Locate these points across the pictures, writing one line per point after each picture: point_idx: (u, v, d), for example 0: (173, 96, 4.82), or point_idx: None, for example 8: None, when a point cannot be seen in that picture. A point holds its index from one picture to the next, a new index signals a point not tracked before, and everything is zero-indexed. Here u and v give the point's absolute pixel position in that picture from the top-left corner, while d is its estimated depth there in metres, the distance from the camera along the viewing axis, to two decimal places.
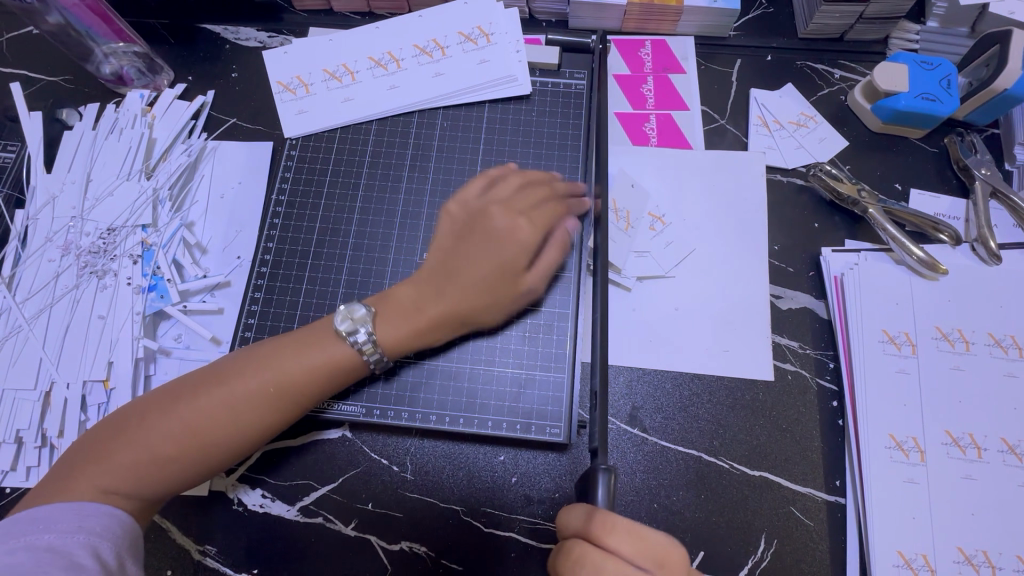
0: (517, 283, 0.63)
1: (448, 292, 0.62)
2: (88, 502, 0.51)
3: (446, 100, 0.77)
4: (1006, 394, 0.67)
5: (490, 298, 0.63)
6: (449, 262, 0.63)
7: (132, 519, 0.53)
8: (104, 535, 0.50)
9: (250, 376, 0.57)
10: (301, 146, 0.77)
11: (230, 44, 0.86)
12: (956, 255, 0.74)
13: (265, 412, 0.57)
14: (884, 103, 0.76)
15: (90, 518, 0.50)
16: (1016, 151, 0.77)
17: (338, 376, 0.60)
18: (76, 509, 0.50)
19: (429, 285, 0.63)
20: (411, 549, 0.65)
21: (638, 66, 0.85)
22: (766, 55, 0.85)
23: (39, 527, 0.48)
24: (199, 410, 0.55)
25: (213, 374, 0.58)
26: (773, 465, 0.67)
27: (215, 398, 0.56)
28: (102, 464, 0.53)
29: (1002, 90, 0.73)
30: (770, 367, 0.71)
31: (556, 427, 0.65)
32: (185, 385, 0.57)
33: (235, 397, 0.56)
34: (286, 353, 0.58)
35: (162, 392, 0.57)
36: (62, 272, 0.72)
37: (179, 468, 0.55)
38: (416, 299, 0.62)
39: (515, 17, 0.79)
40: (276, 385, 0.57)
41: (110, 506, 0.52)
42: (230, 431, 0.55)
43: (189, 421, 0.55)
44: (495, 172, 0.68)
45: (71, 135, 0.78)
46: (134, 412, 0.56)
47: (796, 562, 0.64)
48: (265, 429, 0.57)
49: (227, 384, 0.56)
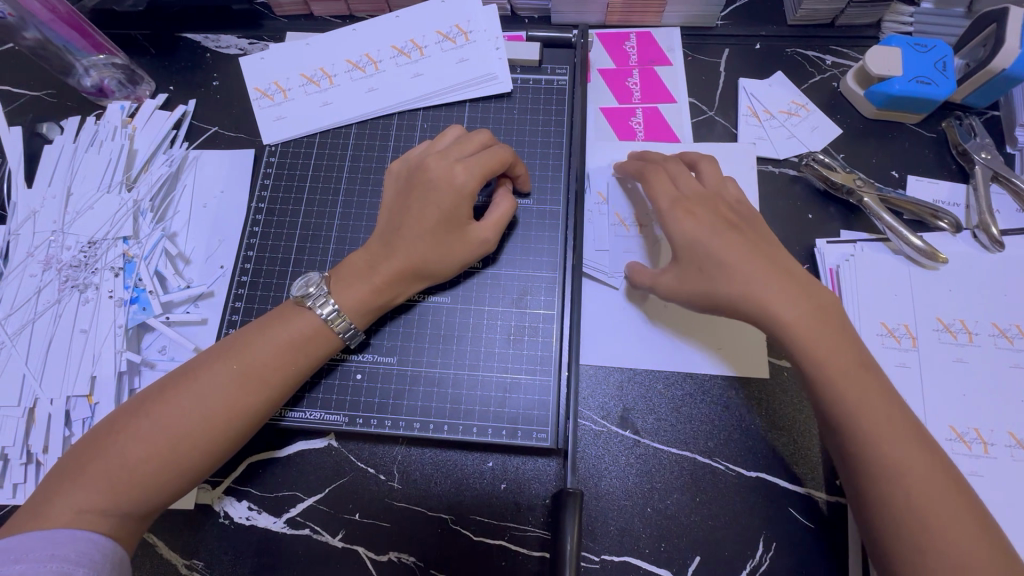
0: (466, 232, 0.63)
1: (399, 248, 0.62)
2: (64, 529, 0.50)
3: (425, 101, 0.76)
4: (1013, 386, 0.65)
5: (437, 246, 0.62)
6: (395, 221, 0.64)
7: (113, 543, 0.51)
8: (80, 562, 0.48)
9: (220, 369, 0.57)
10: (280, 153, 0.76)
11: (210, 52, 0.85)
12: (957, 243, 0.71)
13: (240, 406, 0.56)
14: (878, 88, 0.74)
15: (64, 545, 0.48)
16: (1018, 134, 0.74)
17: (306, 358, 0.60)
18: (50, 536, 0.49)
19: (379, 245, 0.63)
20: (399, 560, 0.64)
21: (623, 60, 0.83)
22: (754, 43, 0.83)
23: (12, 557, 0.46)
24: (171, 411, 0.55)
25: (183, 375, 0.58)
26: (770, 465, 0.65)
27: (187, 399, 0.56)
28: (81, 484, 0.52)
29: (1000, 70, 0.70)
30: (763, 364, 0.68)
31: (543, 431, 0.64)
32: (157, 391, 0.57)
33: (206, 392, 0.56)
34: (253, 341, 0.59)
35: (134, 403, 0.57)
36: (45, 287, 0.71)
37: (158, 478, 0.54)
38: (370, 260, 0.63)
39: (495, 14, 0.77)
40: (247, 373, 0.57)
41: (89, 531, 0.51)
42: (204, 431, 0.55)
43: (164, 426, 0.54)
44: (439, 135, 0.67)
45: (52, 149, 0.78)
46: (107, 428, 0.55)
47: (796, 566, 0.62)
48: (241, 424, 0.57)
49: (197, 382, 0.57)
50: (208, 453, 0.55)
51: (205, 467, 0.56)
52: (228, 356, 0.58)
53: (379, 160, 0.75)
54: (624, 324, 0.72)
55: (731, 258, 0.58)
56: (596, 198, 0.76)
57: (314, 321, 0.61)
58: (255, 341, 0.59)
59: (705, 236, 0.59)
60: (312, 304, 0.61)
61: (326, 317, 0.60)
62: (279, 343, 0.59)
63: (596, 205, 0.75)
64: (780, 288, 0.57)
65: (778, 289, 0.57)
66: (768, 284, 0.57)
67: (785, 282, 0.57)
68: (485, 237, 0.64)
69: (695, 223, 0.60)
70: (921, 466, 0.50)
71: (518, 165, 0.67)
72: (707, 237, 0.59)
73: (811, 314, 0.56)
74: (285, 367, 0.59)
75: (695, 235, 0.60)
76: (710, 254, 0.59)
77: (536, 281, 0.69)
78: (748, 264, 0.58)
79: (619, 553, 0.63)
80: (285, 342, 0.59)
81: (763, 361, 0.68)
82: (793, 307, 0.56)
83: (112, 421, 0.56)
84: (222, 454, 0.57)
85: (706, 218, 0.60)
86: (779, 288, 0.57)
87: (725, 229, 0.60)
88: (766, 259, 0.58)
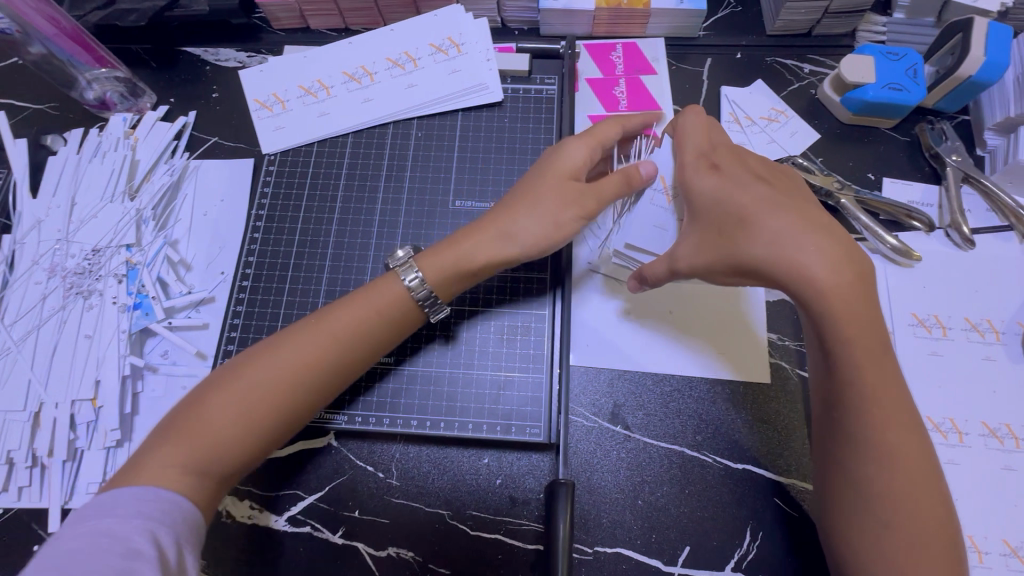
0: (574, 186, 0.63)
1: (500, 220, 0.64)
2: (148, 486, 0.51)
3: (419, 110, 0.79)
4: (985, 377, 0.68)
5: (530, 207, 0.63)
6: (507, 200, 0.66)
7: (192, 507, 0.52)
8: (162, 521, 0.49)
9: (307, 337, 0.59)
10: (279, 162, 0.79)
11: (210, 65, 0.88)
12: (931, 241, 0.74)
13: (319, 373, 0.58)
14: (852, 94, 0.77)
15: (149, 504, 0.50)
16: (987, 137, 0.78)
17: (392, 324, 0.62)
18: (137, 493, 0.50)
19: (472, 225, 0.65)
20: (398, 555, 0.65)
21: (610, 69, 0.86)
22: (735, 53, 0.86)
23: (103, 511, 0.49)
24: (257, 376, 0.57)
25: (267, 345, 0.59)
26: (755, 457, 0.68)
27: (274, 362, 0.58)
28: (172, 441, 0.54)
29: (967, 77, 0.74)
30: (766, 367, 0.71)
31: (536, 427, 0.67)
32: (246, 357, 0.58)
33: (290, 359, 0.58)
34: (336, 314, 0.61)
35: (224, 367, 0.58)
36: (49, 294, 0.73)
37: (238, 437, 0.55)
38: (456, 236, 0.65)
39: (485, 27, 0.80)
40: (330, 341, 0.59)
41: (170, 491, 0.52)
42: (286, 398, 0.57)
43: (254, 388, 0.56)
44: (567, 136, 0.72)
45: (55, 160, 0.80)
46: (199, 392, 0.57)
47: (782, 554, 0.64)
48: (320, 392, 0.59)
49: (280, 351, 0.58)
50: (284, 420, 0.57)
51: (282, 431, 0.58)
52: (317, 328, 0.60)
53: (375, 168, 0.78)
54: (613, 321, 0.74)
55: (761, 207, 0.56)
56: (658, 182, 0.68)
57: (398, 288, 0.63)
58: (341, 316, 0.61)
59: (734, 187, 0.59)
60: (398, 271, 0.64)
61: (409, 283, 0.62)
62: (363, 317, 0.61)
63: (655, 194, 0.68)
64: (810, 238, 0.53)
65: (808, 238, 0.53)
66: (816, 250, 0.52)
67: (821, 236, 0.54)
68: (630, 185, 0.63)
69: (720, 180, 0.60)
70: (915, 451, 0.50)
71: (636, 124, 0.69)
72: (731, 192, 0.58)
73: (846, 276, 0.52)
74: (363, 336, 0.60)
75: (718, 186, 0.59)
76: (733, 210, 0.57)
77: (528, 282, 0.72)
78: (781, 214, 0.55)
79: (612, 545, 0.65)
80: (371, 316, 0.61)
81: (768, 364, 0.71)
82: (824, 257, 0.53)
83: (203, 387, 0.57)
84: (297, 420, 0.59)
85: (734, 175, 0.60)
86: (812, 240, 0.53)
87: (754, 182, 0.59)
88: (800, 211, 0.56)
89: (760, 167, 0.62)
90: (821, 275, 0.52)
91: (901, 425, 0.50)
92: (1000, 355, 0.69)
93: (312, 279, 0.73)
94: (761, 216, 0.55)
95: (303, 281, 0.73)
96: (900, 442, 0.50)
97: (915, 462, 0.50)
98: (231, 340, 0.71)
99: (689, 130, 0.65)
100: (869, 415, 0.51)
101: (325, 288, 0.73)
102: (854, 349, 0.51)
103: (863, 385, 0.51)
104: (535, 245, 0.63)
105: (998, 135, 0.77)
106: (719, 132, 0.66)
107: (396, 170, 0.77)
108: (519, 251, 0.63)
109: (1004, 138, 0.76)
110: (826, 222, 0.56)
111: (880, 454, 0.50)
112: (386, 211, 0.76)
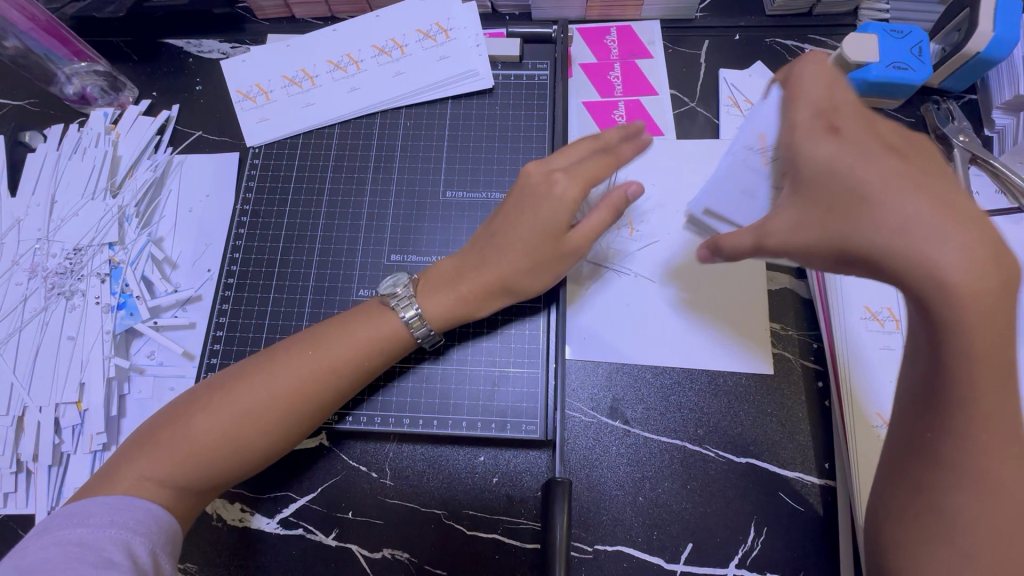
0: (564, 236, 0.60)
1: (493, 259, 0.61)
2: (124, 496, 0.50)
3: (408, 100, 0.76)
4: None
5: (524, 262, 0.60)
6: (495, 232, 0.62)
7: (167, 514, 0.51)
8: (137, 530, 0.48)
9: (295, 359, 0.57)
10: (263, 154, 0.76)
11: (193, 57, 0.85)
12: None
13: (306, 404, 0.56)
14: (856, 75, 0.74)
15: (123, 514, 0.49)
16: (995, 116, 0.75)
17: (382, 351, 0.60)
18: (114, 503, 0.49)
19: (470, 256, 0.63)
20: (394, 556, 0.64)
21: (604, 54, 0.84)
22: (733, 34, 0.84)
23: (74, 520, 0.47)
24: (238, 398, 0.55)
25: (255, 365, 0.57)
26: (759, 450, 0.66)
27: (258, 384, 0.56)
28: (150, 456, 0.53)
29: (975, 53, 0.71)
30: (769, 356, 0.69)
31: (532, 423, 0.65)
32: (229, 384, 0.56)
33: (274, 385, 0.55)
34: (331, 338, 0.59)
35: (208, 390, 0.56)
36: (30, 295, 0.71)
37: (221, 465, 0.54)
38: (457, 268, 0.63)
39: (474, 11, 0.77)
40: (319, 367, 0.57)
41: (147, 500, 0.51)
42: (266, 424, 0.55)
43: (234, 410, 0.54)
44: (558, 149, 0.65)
45: (35, 157, 0.78)
46: (182, 406, 0.56)
47: (789, 550, 0.62)
48: (305, 424, 0.57)
49: (266, 373, 0.56)
50: (267, 450, 0.55)
51: (268, 458, 0.56)
52: (307, 355, 0.57)
53: (363, 159, 0.75)
54: (609, 314, 0.72)
55: (875, 176, 0.44)
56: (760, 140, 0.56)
57: (396, 325, 0.60)
58: (332, 345, 0.58)
59: (849, 152, 0.46)
60: (396, 305, 0.61)
61: (408, 319, 0.60)
62: (353, 343, 0.59)
63: (751, 154, 0.58)
64: (937, 220, 0.40)
65: (937, 218, 0.40)
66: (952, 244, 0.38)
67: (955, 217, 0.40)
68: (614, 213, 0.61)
69: (835, 142, 0.47)
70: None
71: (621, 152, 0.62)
72: (844, 158, 0.46)
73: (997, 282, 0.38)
74: (351, 361, 0.58)
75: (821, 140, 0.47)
76: (843, 180, 0.45)
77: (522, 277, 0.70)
78: (910, 187, 0.42)
79: (613, 543, 0.63)
80: (364, 343, 0.59)
81: (771, 353, 0.69)
82: (953, 239, 0.39)
83: (187, 403, 0.56)
84: (280, 450, 0.56)
85: (857, 139, 0.47)
86: (955, 231, 0.39)
87: (882, 151, 0.46)
88: (943, 195, 0.41)
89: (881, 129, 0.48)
90: (953, 265, 0.39)
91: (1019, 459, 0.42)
92: None
93: (299, 275, 0.71)
94: (885, 192, 0.42)
95: (290, 276, 0.71)
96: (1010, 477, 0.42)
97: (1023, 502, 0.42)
98: (217, 339, 0.69)
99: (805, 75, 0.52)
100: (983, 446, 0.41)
101: (313, 283, 0.70)
102: (982, 377, 0.40)
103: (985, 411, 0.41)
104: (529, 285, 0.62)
105: (1006, 114, 0.74)
106: (844, 86, 0.51)
107: (385, 161, 0.75)
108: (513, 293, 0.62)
109: (1013, 117, 0.74)
110: (974, 210, 0.41)
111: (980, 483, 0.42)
112: (375, 205, 0.73)
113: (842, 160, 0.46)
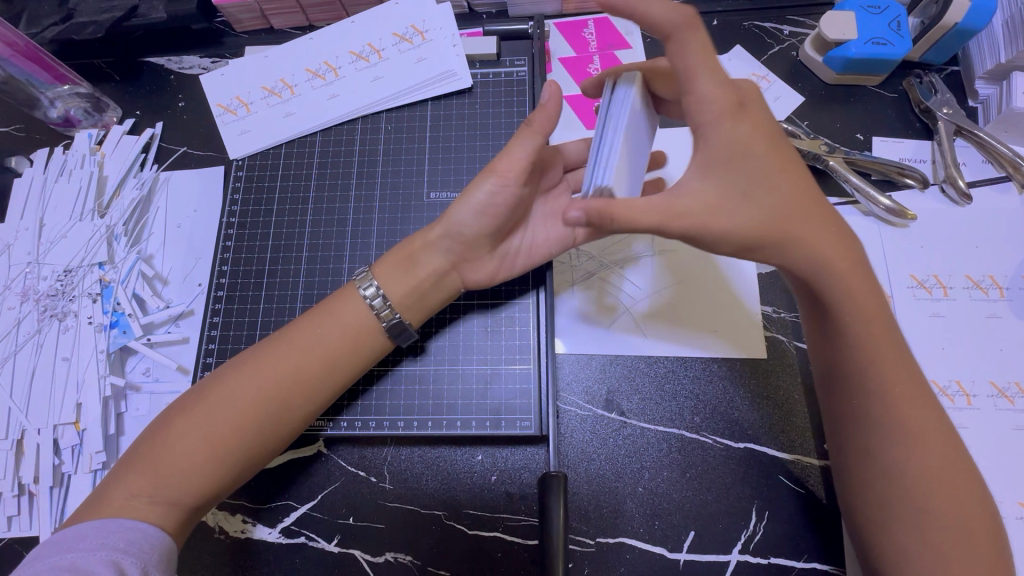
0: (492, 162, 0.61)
1: None
2: (115, 518, 0.50)
3: (387, 103, 0.76)
4: (990, 335, 0.66)
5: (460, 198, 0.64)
6: None
7: (161, 533, 0.51)
8: (129, 551, 0.48)
9: (272, 356, 0.57)
10: (247, 166, 0.77)
11: (174, 74, 0.85)
12: (926, 199, 0.72)
13: (282, 400, 0.56)
14: (835, 53, 0.74)
15: (113, 535, 0.49)
16: (979, 86, 0.74)
17: (359, 340, 0.59)
18: (103, 525, 0.49)
19: None
20: (396, 559, 0.64)
21: (582, 46, 0.83)
22: (711, 19, 0.83)
23: (64, 546, 0.48)
24: (223, 401, 0.54)
25: (233, 367, 0.57)
26: (758, 435, 0.65)
27: (237, 385, 0.55)
28: (137, 472, 0.52)
29: (953, 24, 0.70)
30: (761, 337, 0.68)
31: (526, 419, 0.65)
32: (204, 390, 0.56)
33: (254, 384, 0.55)
34: (301, 329, 0.59)
35: (187, 398, 0.56)
36: (23, 318, 0.72)
37: (205, 473, 0.53)
38: None
39: (449, 12, 0.78)
40: (296, 360, 0.57)
41: (138, 520, 0.51)
42: (248, 425, 0.54)
43: (215, 414, 0.54)
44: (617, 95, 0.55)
45: (22, 182, 0.79)
46: (164, 419, 0.55)
47: (794, 533, 0.62)
48: (288, 418, 0.56)
49: (246, 372, 0.56)
50: (254, 448, 0.55)
51: (258, 455, 0.56)
52: (279, 349, 0.57)
53: (346, 165, 0.76)
54: (596, 322, 0.71)
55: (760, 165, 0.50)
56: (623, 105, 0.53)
57: (358, 302, 0.60)
58: (299, 336, 0.58)
59: (721, 170, 0.50)
60: (359, 284, 0.61)
61: (371, 301, 0.60)
62: (322, 333, 0.58)
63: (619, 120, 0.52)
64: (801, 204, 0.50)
65: (809, 212, 0.50)
66: (805, 215, 0.50)
67: (823, 215, 0.51)
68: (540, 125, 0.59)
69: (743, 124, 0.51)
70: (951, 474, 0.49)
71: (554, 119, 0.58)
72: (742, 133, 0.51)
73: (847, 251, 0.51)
74: (325, 350, 0.58)
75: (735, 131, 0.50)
76: (743, 152, 0.50)
77: (522, 290, 0.69)
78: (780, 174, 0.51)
79: (614, 535, 0.63)
80: (332, 331, 0.59)
81: (763, 336, 0.68)
82: (832, 250, 0.50)
83: (167, 415, 0.56)
84: (266, 446, 0.56)
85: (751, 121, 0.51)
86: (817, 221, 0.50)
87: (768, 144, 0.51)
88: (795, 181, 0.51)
89: (759, 120, 0.52)
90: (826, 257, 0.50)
91: (917, 404, 0.50)
92: (1005, 312, 0.67)
93: (288, 284, 0.71)
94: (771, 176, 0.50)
95: (279, 286, 0.71)
96: (924, 430, 0.49)
97: (947, 454, 0.49)
98: (209, 352, 0.69)
99: (695, 64, 0.51)
100: (901, 420, 0.49)
101: (302, 291, 0.71)
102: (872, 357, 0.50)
103: (890, 381, 0.50)
104: (454, 223, 0.61)
105: (989, 84, 0.74)
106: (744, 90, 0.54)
107: (368, 167, 0.75)
108: (436, 231, 0.62)
109: (996, 86, 0.73)
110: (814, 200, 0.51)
111: (908, 449, 0.49)
112: (360, 209, 0.74)
113: (744, 164, 0.50)
